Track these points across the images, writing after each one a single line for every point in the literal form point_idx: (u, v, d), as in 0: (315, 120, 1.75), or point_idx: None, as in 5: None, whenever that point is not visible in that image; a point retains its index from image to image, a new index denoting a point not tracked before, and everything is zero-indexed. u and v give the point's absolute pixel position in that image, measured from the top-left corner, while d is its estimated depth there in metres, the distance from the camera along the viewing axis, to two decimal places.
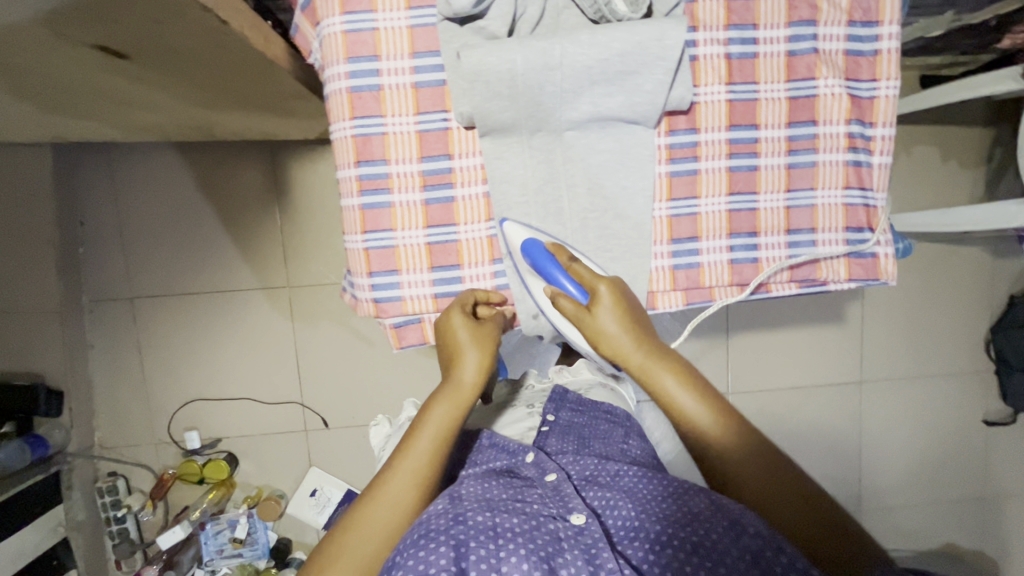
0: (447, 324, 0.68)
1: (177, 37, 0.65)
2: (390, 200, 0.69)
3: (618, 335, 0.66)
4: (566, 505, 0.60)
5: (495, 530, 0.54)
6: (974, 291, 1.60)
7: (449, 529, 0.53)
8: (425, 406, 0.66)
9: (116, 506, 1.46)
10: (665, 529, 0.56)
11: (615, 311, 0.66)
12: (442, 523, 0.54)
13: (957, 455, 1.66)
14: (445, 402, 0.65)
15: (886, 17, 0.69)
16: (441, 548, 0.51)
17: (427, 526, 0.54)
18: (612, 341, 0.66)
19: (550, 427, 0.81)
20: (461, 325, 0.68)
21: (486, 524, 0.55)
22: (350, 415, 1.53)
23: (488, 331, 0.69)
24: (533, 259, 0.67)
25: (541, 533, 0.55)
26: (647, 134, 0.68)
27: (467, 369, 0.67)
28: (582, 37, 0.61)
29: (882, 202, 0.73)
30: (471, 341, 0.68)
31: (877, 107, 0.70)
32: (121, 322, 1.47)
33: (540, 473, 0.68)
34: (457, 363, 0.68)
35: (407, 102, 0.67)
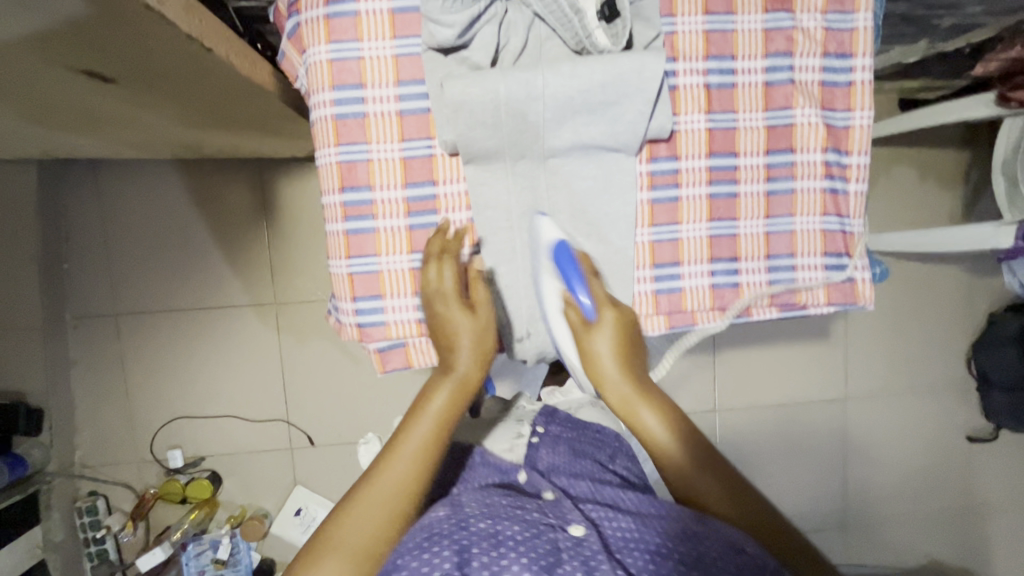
0: (445, 313, 0.67)
1: (163, 63, 0.65)
2: (374, 225, 0.69)
3: (611, 363, 0.68)
4: (564, 516, 0.61)
5: (496, 538, 0.56)
6: (954, 309, 1.63)
7: (454, 534, 0.56)
8: (425, 394, 0.66)
9: (95, 527, 1.43)
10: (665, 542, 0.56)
11: (613, 339, 0.68)
12: (445, 528, 0.57)
13: (942, 470, 1.67)
14: (447, 391, 0.65)
15: (859, 49, 0.71)
16: (444, 552, 0.54)
17: (431, 530, 0.57)
18: (602, 368, 0.68)
19: (541, 440, 0.82)
20: (461, 315, 0.67)
21: (488, 531, 0.57)
22: (337, 433, 1.52)
23: (484, 314, 0.68)
24: (558, 262, 0.65)
25: (541, 542, 0.56)
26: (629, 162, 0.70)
27: (462, 353, 0.67)
28: (564, 69, 0.62)
29: (858, 228, 0.74)
30: (466, 326, 0.67)
31: (853, 136, 0.72)
32: (104, 339, 1.45)
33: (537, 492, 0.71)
34: (455, 351, 0.67)
35: (392, 130, 0.68)
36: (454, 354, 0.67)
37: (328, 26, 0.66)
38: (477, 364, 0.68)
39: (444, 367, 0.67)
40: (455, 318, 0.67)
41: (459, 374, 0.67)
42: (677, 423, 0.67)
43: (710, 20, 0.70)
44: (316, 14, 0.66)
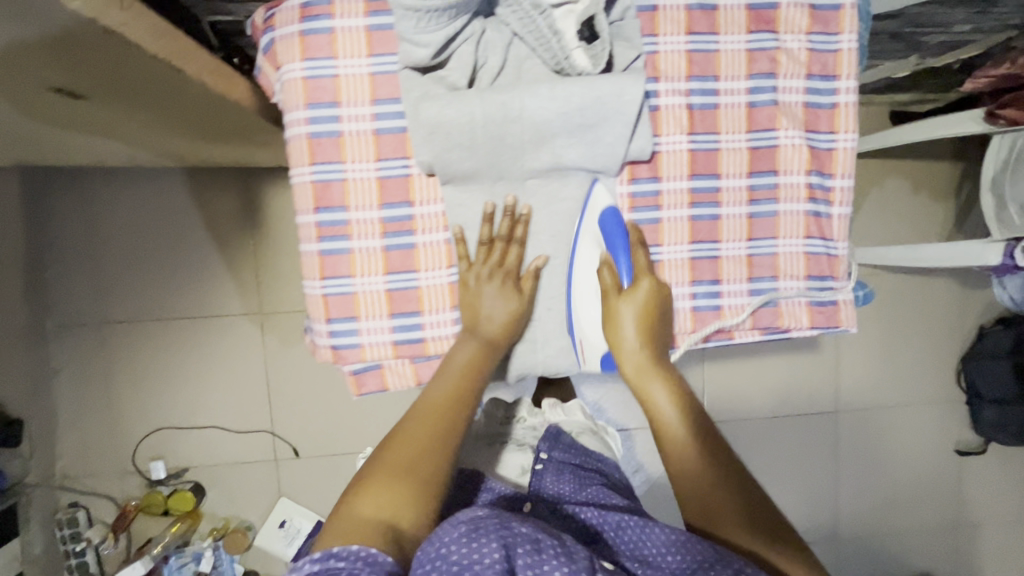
0: (471, 279, 0.68)
1: (133, 82, 0.64)
2: (349, 246, 0.68)
3: (633, 334, 0.66)
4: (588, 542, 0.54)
5: (541, 543, 0.47)
6: (945, 322, 1.63)
7: (498, 533, 0.47)
8: (451, 351, 0.68)
9: (75, 539, 1.41)
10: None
11: (641, 309, 0.66)
12: (493, 522, 0.49)
13: (931, 483, 1.67)
14: (472, 345, 0.67)
15: (844, 71, 0.70)
16: (492, 554, 0.45)
17: (475, 522, 0.48)
18: (623, 335, 0.66)
19: (546, 465, 0.79)
20: (498, 290, 0.67)
21: (533, 535, 0.48)
22: (324, 443, 1.50)
23: (523, 294, 0.69)
24: (606, 226, 0.66)
25: (582, 556, 0.47)
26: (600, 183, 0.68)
27: (491, 323, 0.67)
28: (542, 91, 0.61)
29: (843, 251, 0.73)
30: (502, 300, 0.67)
31: (837, 158, 0.71)
32: (87, 348, 1.43)
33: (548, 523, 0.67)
34: (482, 318, 0.67)
35: (368, 149, 0.66)
36: (478, 317, 0.67)
37: (303, 43, 0.65)
38: (502, 330, 0.68)
39: (467, 330, 0.68)
40: (481, 289, 0.67)
41: (483, 334, 0.67)
42: (687, 406, 0.66)
43: (693, 39, 0.68)
44: (292, 31, 0.65)
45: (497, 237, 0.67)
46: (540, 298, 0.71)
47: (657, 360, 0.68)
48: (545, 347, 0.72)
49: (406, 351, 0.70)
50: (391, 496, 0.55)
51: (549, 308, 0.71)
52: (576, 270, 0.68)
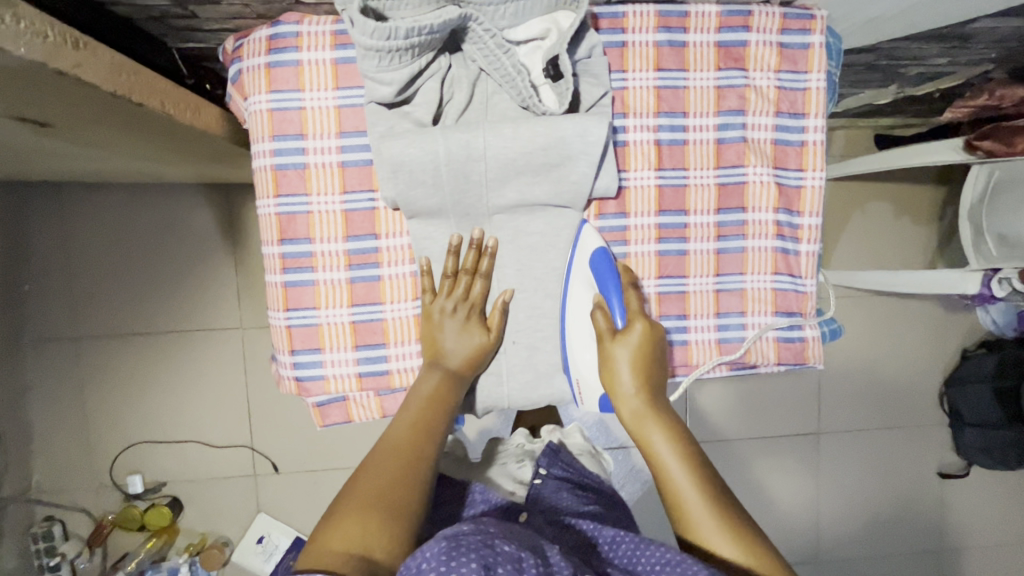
0: (429, 309, 0.67)
1: (96, 114, 0.63)
2: (314, 278, 0.67)
3: (629, 378, 0.66)
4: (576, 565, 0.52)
5: (521, 564, 0.45)
6: (927, 345, 1.63)
7: (479, 551, 0.45)
8: (416, 381, 0.67)
9: (50, 554, 1.39)
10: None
11: (636, 353, 0.66)
12: (473, 540, 0.47)
13: (914, 506, 1.67)
14: (437, 375, 0.66)
15: (812, 109, 0.70)
16: (470, 566, 0.43)
17: (456, 540, 0.46)
18: (618, 379, 0.66)
19: (546, 480, 0.76)
20: (461, 320, 0.67)
21: (514, 555, 0.46)
22: (303, 460, 1.49)
23: (487, 326, 0.68)
24: (598, 268, 0.67)
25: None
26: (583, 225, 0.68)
27: (456, 353, 0.67)
28: (505, 130, 0.61)
29: (811, 288, 0.73)
30: (465, 330, 0.67)
31: (804, 197, 0.71)
32: (66, 361, 1.43)
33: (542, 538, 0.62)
34: (444, 351, 0.67)
35: (333, 182, 0.66)
36: (440, 349, 0.67)
37: (269, 75, 0.64)
38: (468, 361, 0.67)
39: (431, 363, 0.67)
40: (439, 320, 0.67)
41: (447, 364, 0.67)
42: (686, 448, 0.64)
43: (662, 75, 0.68)
44: (258, 62, 0.65)
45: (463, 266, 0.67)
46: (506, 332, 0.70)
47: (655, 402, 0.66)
48: (511, 380, 0.71)
49: (370, 384, 0.69)
50: (362, 527, 0.52)
51: (515, 341, 0.70)
52: (569, 313, 0.69)
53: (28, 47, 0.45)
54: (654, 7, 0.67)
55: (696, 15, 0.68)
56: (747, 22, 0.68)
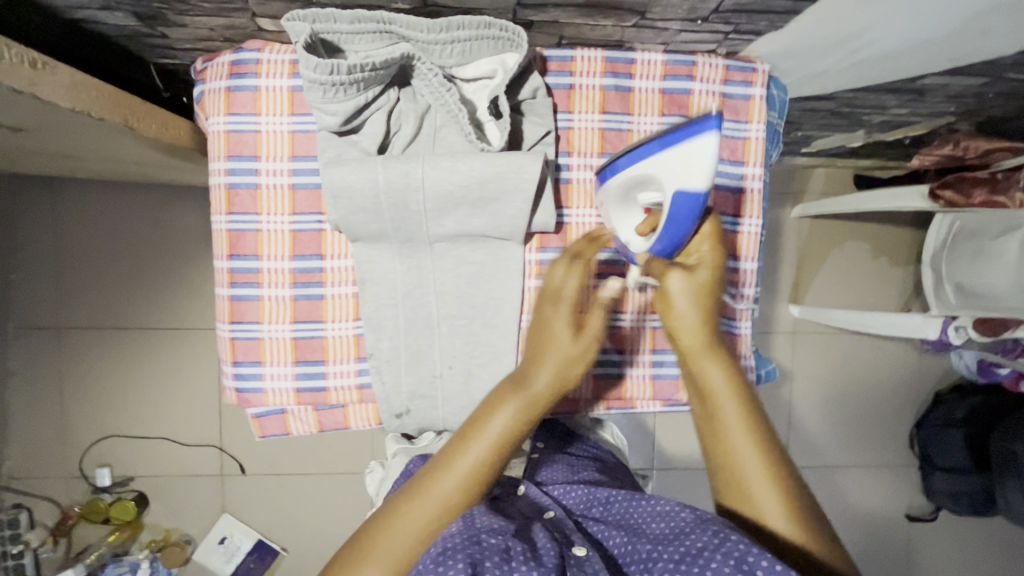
0: (550, 318, 0.60)
1: (61, 124, 0.67)
2: (259, 293, 0.70)
3: (692, 319, 0.58)
4: (569, 535, 0.59)
5: (508, 553, 0.52)
6: (899, 386, 1.63)
7: (467, 549, 0.51)
8: (488, 408, 0.57)
9: (14, 541, 1.42)
10: (655, 547, 0.54)
11: (700, 294, 0.58)
12: (458, 542, 0.52)
13: (883, 549, 1.64)
14: (512, 409, 0.56)
15: (751, 157, 0.73)
16: (458, 565, 0.49)
17: (444, 546, 0.52)
18: (678, 317, 0.58)
19: (541, 456, 0.80)
20: (562, 322, 0.60)
21: (500, 546, 0.52)
22: (269, 462, 1.51)
23: (584, 336, 0.59)
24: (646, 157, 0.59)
25: (550, 557, 0.53)
26: (696, 149, 0.55)
27: (543, 377, 0.58)
28: (443, 164, 0.63)
29: (745, 330, 0.75)
30: (564, 339, 0.59)
31: (741, 242, 0.74)
32: (45, 352, 1.46)
33: (538, 510, 0.66)
34: (537, 364, 0.58)
35: (283, 203, 0.69)
36: (534, 366, 0.59)
37: (229, 99, 0.68)
38: (554, 391, 0.58)
39: (517, 375, 0.59)
40: (556, 331, 0.59)
41: (531, 392, 0.57)
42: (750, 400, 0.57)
43: (607, 118, 0.71)
44: (219, 86, 0.68)
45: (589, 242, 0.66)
46: (442, 356, 0.71)
47: (719, 348, 0.58)
48: (446, 404, 0.72)
49: (308, 399, 0.71)
50: None
51: (451, 366, 0.71)
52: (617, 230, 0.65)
53: None
54: (602, 52, 0.70)
55: (642, 62, 0.71)
56: (691, 71, 0.71)
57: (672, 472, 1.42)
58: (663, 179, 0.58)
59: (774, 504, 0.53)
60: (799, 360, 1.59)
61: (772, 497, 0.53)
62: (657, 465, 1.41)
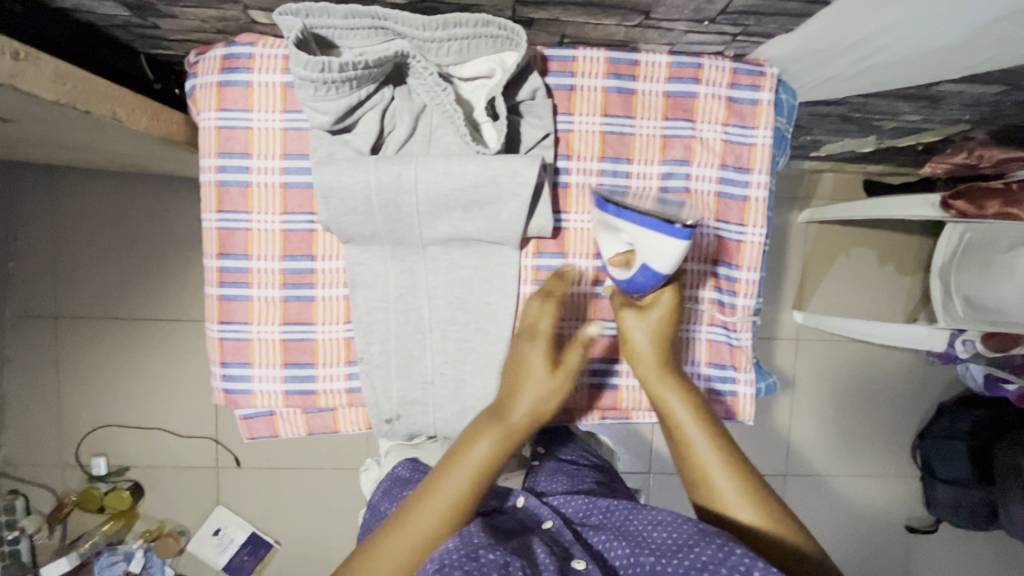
0: (524, 353, 0.62)
1: (47, 114, 0.65)
2: (248, 293, 0.69)
3: (646, 345, 0.62)
4: (567, 548, 0.56)
5: (508, 569, 0.48)
6: (902, 396, 1.61)
7: (464, 565, 0.48)
8: (466, 439, 0.59)
9: (9, 528, 1.40)
10: (659, 559, 0.52)
11: (660, 325, 0.62)
12: (455, 559, 0.49)
13: (880, 559, 1.62)
14: (490, 440, 0.57)
15: (757, 165, 0.70)
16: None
17: (441, 562, 0.49)
18: (637, 345, 0.62)
19: (541, 465, 0.78)
20: (540, 358, 0.61)
21: (499, 561, 0.49)
22: (263, 456, 1.51)
23: (565, 371, 0.61)
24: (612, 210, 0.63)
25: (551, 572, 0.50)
26: (667, 246, 0.58)
27: (519, 409, 0.59)
28: (437, 165, 0.61)
29: (746, 343, 0.72)
30: (544, 374, 0.60)
31: (743, 251, 0.71)
32: (42, 340, 1.45)
33: (536, 521, 0.63)
34: (513, 398, 0.60)
35: (274, 202, 0.67)
36: (511, 399, 0.60)
37: (220, 94, 0.66)
38: (530, 423, 0.59)
39: (496, 408, 0.60)
40: (532, 363, 0.60)
41: (507, 424, 0.58)
42: (704, 411, 0.61)
43: (608, 121, 0.69)
44: (211, 80, 0.66)
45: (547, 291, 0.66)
46: (434, 361, 0.70)
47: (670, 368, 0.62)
48: (437, 410, 0.71)
49: (296, 402, 0.70)
50: None
51: (443, 372, 0.70)
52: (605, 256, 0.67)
53: None
54: (605, 53, 0.68)
55: (646, 64, 0.69)
56: (697, 74, 0.69)
57: (669, 478, 1.40)
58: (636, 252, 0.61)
59: (740, 500, 0.56)
60: (801, 367, 1.57)
61: (739, 495, 0.56)
62: (654, 470, 1.40)
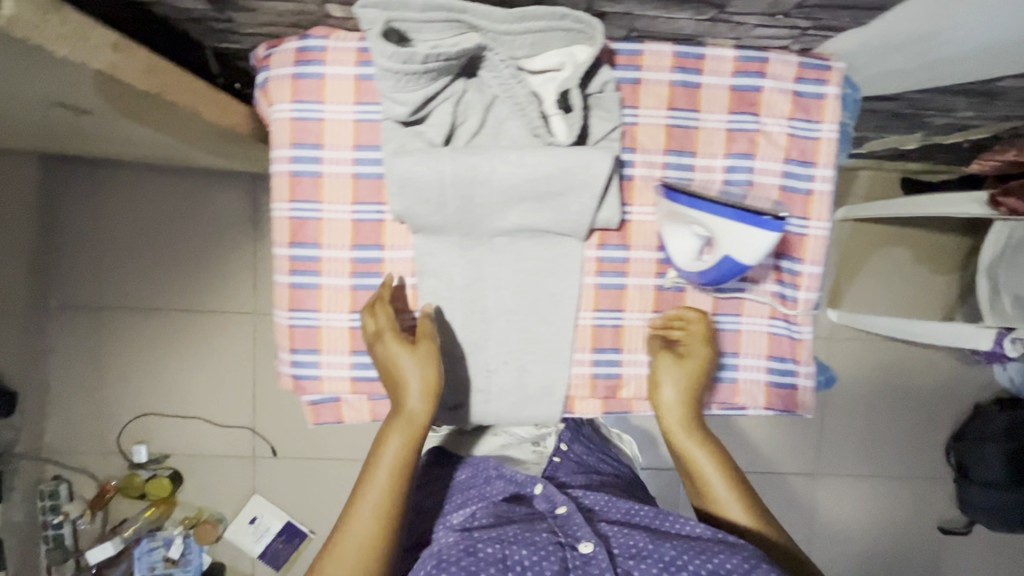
0: (387, 353, 0.66)
1: (130, 106, 0.67)
2: (318, 282, 0.70)
3: (673, 394, 0.70)
4: (574, 533, 0.62)
5: (505, 563, 0.57)
6: (940, 398, 1.58)
7: (461, 561, 0.57)
8: (379, 444, 0.65)
9: (54, 511, 1.44)
10: (678, 555, 0.58)
11: (690, 376, 0.70)
12: (454, 553, 0.58)
13: (912, 560, 1.60)
14: (398, 437, 0.64)
15: (822, 159, 0.71)
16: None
17: (440, 556, 0.58)
18: (664, 396, 0.71)
19: (562, 460, 0.79)
20: (403, 353, 0.65)
21: (496, 556, 0.58)
22: (300, 447, 1.52)
23: (427, 355, 0.65)
24: (688, 202, 0.63)
25: (551, 564, 0.58)
26: (757, 237, 0.61)
27: (412, 400, 0.65)
28: (511, 157, 0.62)
29: (807, 336, 0.73)
30: (416, 366, 0.65)
31: (806, 244, 0.71)
32: (85, 330, 1.47)
33: (550, 507, 0.67)
34: (402, 393, 0.65)
35: (345, 192, 0.69)
36: (401, 394, 0.65)
37: (294, 86, 0.68)
38: (427, 401, 0.65)
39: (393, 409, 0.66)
40: (397, 358, 0.65)
41: (408, 415, 0.65)
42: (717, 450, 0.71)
43: (674, 115, 0.70)
44: (285, 72, 0.68)
45: (381, 297, 0.68)
46: (498, 351, 0.70)
47: (692, 415, 0.71)
48: (499, 398, 0.72)
49: (363, 388, 0.72)
50: None
51: (506, 361, 0.71)
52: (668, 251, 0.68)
53: (70, 49, 0.48)
54: (671, 47, 0.69)
55: (712, 58, 0.69)
56: (763, 68, 0.69)
57: None
58: (718, 243, 0.63)
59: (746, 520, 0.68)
60: (836, 366, 1.56)
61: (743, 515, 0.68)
62: None
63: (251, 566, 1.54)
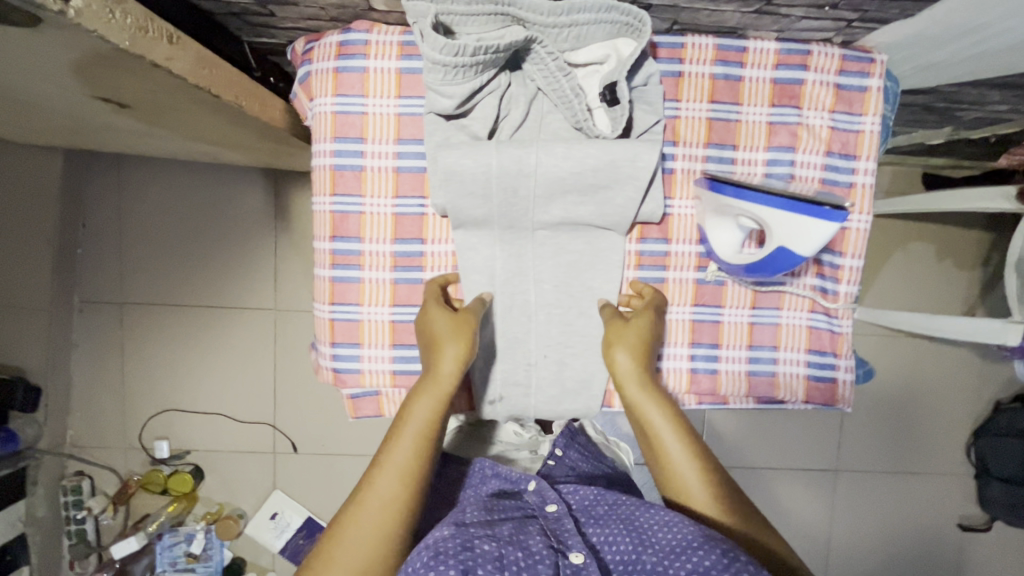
0: (426, 316, 0.66)
1: (173, 100, 0.67)
2: (360, 275, 0.70)
3: (628, 359, 0.65)
4: (565, 540, 0.55)
5: (502, 561, 0.50)
6: (963, 395, 1.56)
7: (459, 555, 0.49)
8: (407, 404, 0.62)
9: (77, 506, 1.46)
10: (660, 560, 0.50)
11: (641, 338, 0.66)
12: (450, 546, 0.50)
13: (932, 556, 1.60)
14: (427, 397, 0.61)
15: (864, 152, 0.70)
16: (449, 572, 0.47)
17: (436, 548, 0.50)
18: (618, 361, 0.65)
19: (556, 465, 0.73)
20: (438, 315, 0.65)
21: (493, 553, 0.50)
22: (320, 443, 1.52)
23: (466, 326, 0.64)
24: (733, 189, 0.62)
25: (544, 567, 0.50)
26: (816, 228, 0.59)
27: (445, 360, 0.63)
28: (557, 150, 0.63)
29: (848, 329, 0.73)
30: (450, 331, 0.64)
31: (848, 238, 0.71)
32: (109, 326, 1.48)
33: (541, 503, 0.62)
34: (436, 355, 0.63)
35: (387, 186, 0.69)
36: (434, 357, 0.63)
37: (336, 80, 0.67)
38: (460, 363, 0.63)
39: (423, 374, 0.64)
40: (434, 319, 0.65)
41: (439, 376, 0.62)
42: (679, 417, 0.64)
43: (715, 108, 0.70)
44: (327, 66, 0.68)
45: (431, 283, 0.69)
46: (538, 344, 0.71)
47: (647, 379, 0.65)
48: (538, 392, 0.71)
49: (403, 382, 0.72)
50: None
51: (546, 355, 0.71)
52: (712, 242, 0.68)
53: (131, 41, 0.48)
54: (714, 40, 0.68)
55: (754, 51, 0.69)
56: (805, 60, 0.69)
57: None
58: (771, 232, 0.61)
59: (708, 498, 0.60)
60: None
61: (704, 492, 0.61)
62: None
63: (271, 563, 1.52)
